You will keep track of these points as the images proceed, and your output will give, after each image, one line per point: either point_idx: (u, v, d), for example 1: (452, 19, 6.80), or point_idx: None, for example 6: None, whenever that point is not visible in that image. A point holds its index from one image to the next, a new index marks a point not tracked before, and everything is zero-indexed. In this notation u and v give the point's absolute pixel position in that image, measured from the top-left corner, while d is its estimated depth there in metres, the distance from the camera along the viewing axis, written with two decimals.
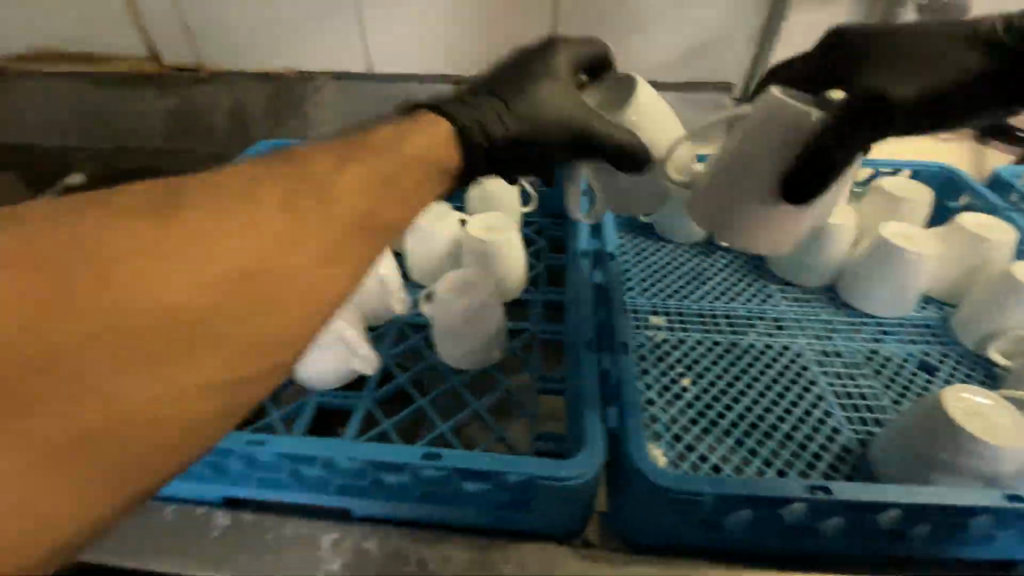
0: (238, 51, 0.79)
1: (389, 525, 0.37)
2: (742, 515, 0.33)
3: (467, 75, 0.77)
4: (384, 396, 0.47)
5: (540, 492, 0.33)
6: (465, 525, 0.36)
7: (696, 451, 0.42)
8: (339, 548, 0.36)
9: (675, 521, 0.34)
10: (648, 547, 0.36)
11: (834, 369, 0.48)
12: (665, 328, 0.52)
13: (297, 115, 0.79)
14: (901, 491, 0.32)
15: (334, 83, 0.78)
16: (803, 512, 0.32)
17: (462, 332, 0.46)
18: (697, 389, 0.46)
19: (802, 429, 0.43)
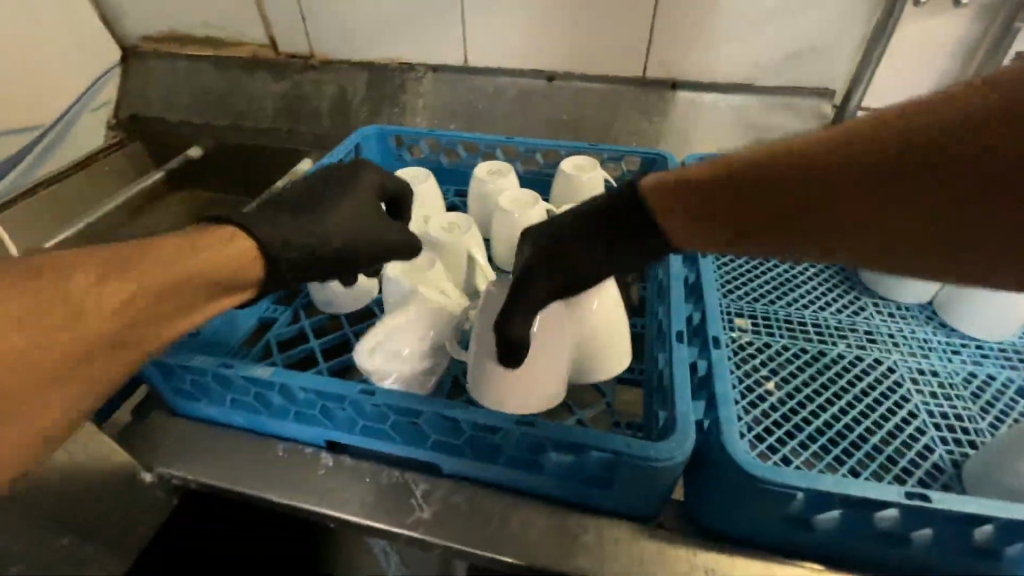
0: (347, 42, 0.85)
1: (475, 485, 0.39)
2: (830, 515, 0.33)
3: (559, 73, 0.80)
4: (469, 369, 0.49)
5: (627, 470, 0.35)
6: (546, 493, 0.39)
7: (778, 452, 0.41)
8: (429, 499, 0.39)
9: (757, 513, 0.34)
10: (726, 538, 0.36)
11: (929, 388, 0.46)
12: (750, 331, 0.52)
13: (395, 104, 0.84)
14: (1002, 508, 0.31)
15: (431, 75, 0.83)
16: (895, 519, 0.32)
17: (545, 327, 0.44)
18: (781, 392, 0.46)
19: (893, 444, 0.42)
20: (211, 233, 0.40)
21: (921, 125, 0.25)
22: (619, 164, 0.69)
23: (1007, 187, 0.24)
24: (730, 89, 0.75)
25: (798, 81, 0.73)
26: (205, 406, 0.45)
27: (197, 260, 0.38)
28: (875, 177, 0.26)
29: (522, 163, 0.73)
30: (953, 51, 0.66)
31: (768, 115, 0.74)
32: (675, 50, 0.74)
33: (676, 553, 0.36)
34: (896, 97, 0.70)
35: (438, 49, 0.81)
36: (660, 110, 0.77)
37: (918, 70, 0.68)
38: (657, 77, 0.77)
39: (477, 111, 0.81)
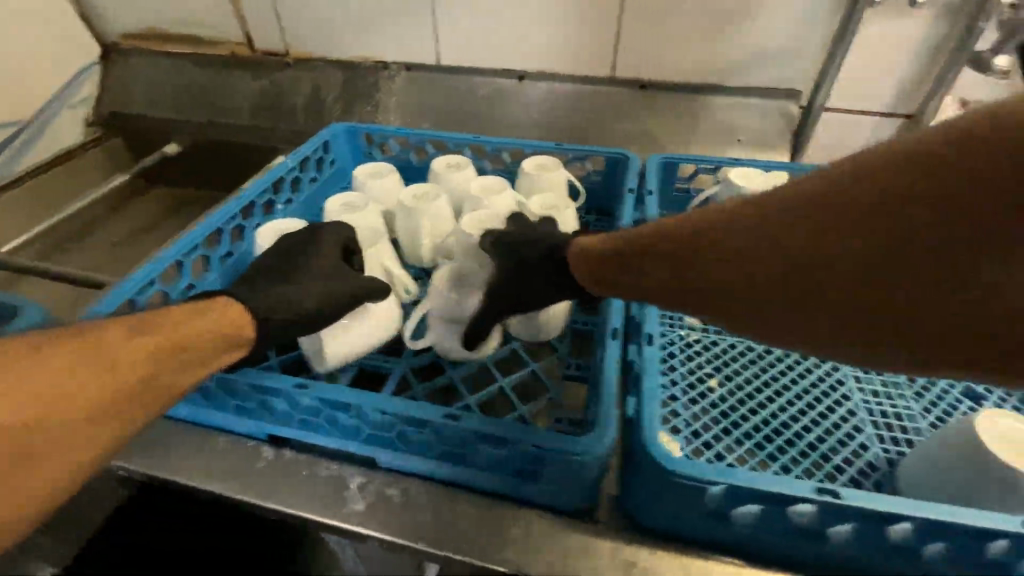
0: (323, 41, 0.86)
1: (410, 478, 0.40)
2: (747, 510, 0.33)
3: (530, 72, 0.80)
4: (420, 365, 0.50)
5: (550, 464, 0.35)
6: (479, 488, 0.39)
7: (713, 449, 0.42)
8: (364, 491, 0.39)
9: (678, 508, 0.34)
10: (653, 534, 0.37)
11: (870, 387, 0.47)
12: (699, 330, 0.53)
13: (368, 101, 0.84)
14: (914, 504, 0.31)
15: (405, 74, 0.84)
16: (811, 515, 0.32)
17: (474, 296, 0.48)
18: (722, 390, 0.47)
19: (828, 441, 0.43)
20: (219, 305, 0.42)
21: (887, 168, 0.24)
22: (585, 163, 0.69)
23: (1009, 253, 0.22)
24: (698, 89, 0.75)
25: (766, 82, 0.73)
26: (196, 404, 0.44)
27: (209, 329, 0.39)
28: (876, 252, 0.24)
29: (489, 161, 0.73)
30: (916, 52, 0.66)
31: (736, 116, 0.74)
32: (644, 50, 0.74)
33: (603, 547, 0.36)
34: (861, 98, 0.70)
35: (412, 48, 0.82)
36: (630, 110, 0.77)
37: (883, 72, 0.68)
38: (627, 76, 0.77)
39: (449, 108, 0.81)
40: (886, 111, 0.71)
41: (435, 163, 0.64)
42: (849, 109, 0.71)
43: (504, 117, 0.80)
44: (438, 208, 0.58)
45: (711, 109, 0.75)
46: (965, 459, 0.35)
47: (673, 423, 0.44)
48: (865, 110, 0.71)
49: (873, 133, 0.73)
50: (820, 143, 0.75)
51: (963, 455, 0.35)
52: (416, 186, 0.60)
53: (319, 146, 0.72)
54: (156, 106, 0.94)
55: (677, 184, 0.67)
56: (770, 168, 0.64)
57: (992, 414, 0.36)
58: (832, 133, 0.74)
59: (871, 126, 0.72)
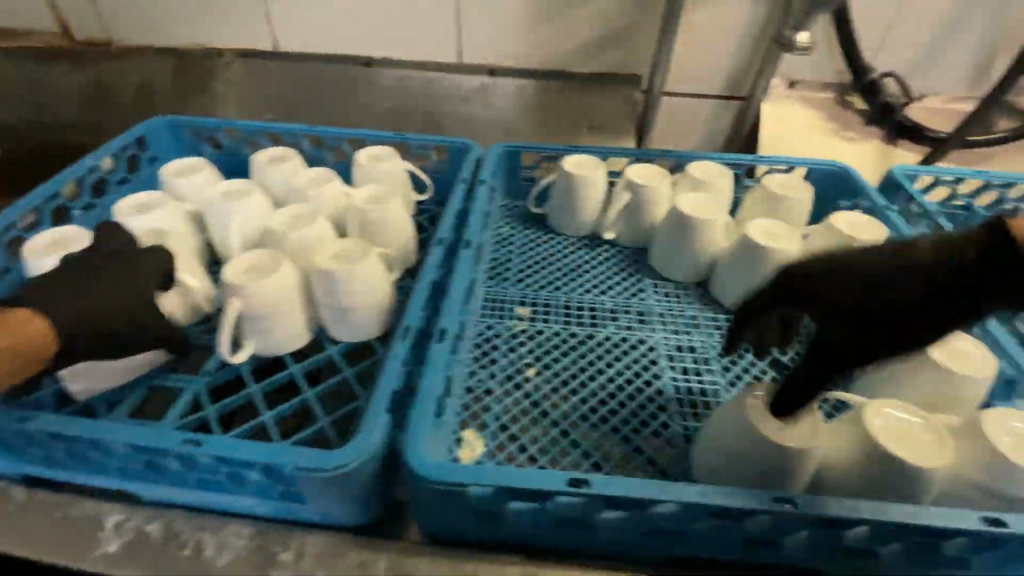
0: (148, 26, 0.78)
1: (177, 510, 0.36)
2: (514, 508, 0.32)
3: (376, 58, 0.76)
4: (218, 382, 0.45)
5: (306, 484, 0.32)
6: (251, 515, 0.35)
7: (518, 442, 0.42)
8: (120, 530, 0.35)
9: (449, 512, 0.33)
10: (439, 541, 0.35)
11: (682, 365, 0.48)
12: (528, 320, 0.52)
13: (203, 92, 0.77)
14: (665, 486, 0.32)
15: (241, 61, 0.77)
16: (571, 507, 0.32)
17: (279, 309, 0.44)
18: (538, 381, 0.46)
19: (631, 423, 0.43)
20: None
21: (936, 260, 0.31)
22: (428, 152, 0.66)
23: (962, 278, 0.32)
24: (547, 75, 0.75)
25: (609, 66, 0.74)
26: None
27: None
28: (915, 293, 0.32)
29: (329, 153, 0.68)
30: (742, 34, 0.68)
31: (584, 101, 0.74)
32: (488, 35, 0.73)
33: (380, 562, 0.34)
34: (698, 81, 0.72)
35: (246, 34, 0.76)
36: (480, 96, 0.75)
37: (714, 54, 0.70)
38: (475, 63, 0.75)
39: (291, 98, 0.76)
40: (723, 93, 0.73)
41: (256, 157, 0.59)
42: (689, 92, 0.73)
43: (351, 106, 0.75)
44: (253, 203, 0.52)
45: (560, 94, 0.74)
46: (736, 439, 0.35)
47: (481, 420, 0.43)
48: (704, 93, 0.73)
49: (714, 115, 0.75)
50: (667, 125, 0.76)
51: (732, 431, 0.35)
52: (228, 183, 0.55)
53: (131, 144, 0.65)
54: None
55: (521, 173, 0.67)
56: (609, 154, 0.64)
57: (758, 387, 0.36)
58: (677, 115, 0.75)
59: (712, 108, 0.74)
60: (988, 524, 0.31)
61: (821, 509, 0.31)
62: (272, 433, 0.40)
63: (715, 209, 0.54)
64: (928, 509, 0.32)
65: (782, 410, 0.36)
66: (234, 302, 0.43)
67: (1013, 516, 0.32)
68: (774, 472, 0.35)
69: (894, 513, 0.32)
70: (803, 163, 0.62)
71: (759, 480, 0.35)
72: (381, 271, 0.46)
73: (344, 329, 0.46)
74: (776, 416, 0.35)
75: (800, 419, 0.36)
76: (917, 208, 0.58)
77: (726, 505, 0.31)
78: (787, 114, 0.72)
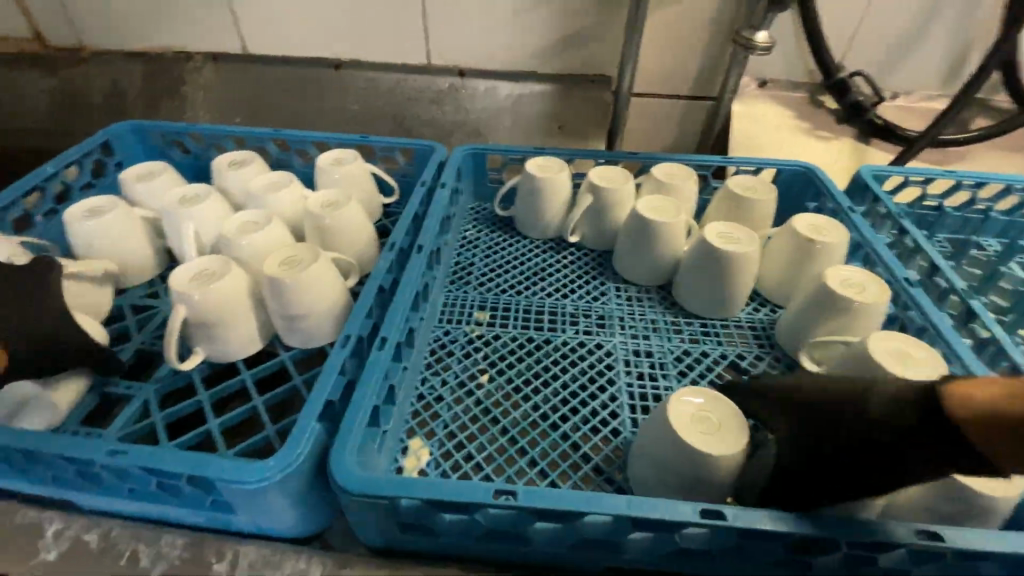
0: (118, 31, 0.78)
1: (115, 519, 0.36)
2: (444, 519, 0.32)
3: (345, 60, 0.75)
4: (168, 389, 0.45)
5: (233, 494, 0.32)
6: (189, 523, 0.35)
7: (464, 449, 0.41)
8: (58, 538, 0.35)
9: (381, 522, 0.33)
10: (374, 549, 0.35)
11: (637, 370, 0.48)
12: (485, 325, 0.52)
13: (173, 96, 0.77)
14: (593, 497, 0.31)
15: (211, 65, 0.77)
16: (498, 518, 0.32)
17: (222, 316, 0.44)
18: (490, 387, 0.46)
19: (580, 430, 0.43)
20: None
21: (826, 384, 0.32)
22: (394, 155, 0.66)
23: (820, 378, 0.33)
24: (516, 77, 0.74)
25: (578, 67, 0.73)
26: None
27: None
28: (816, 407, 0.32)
29: (296, 157, 0.68)
30: (709, 33, 0.67)
31: (553, 103, 0.73)
32: (456, 36, 0.72)
33: (316, 570, 0.34)
34: (668, 80, 0.71)
35: (215, 38, 0.76)
36: (450, 98, 0.74)
37: (682, 54, 0.69)
38: (445, 65, 0.75)
39: (261, 101, 0.75)
40: (694, 93, 0.72)
41: (217, 161, 0.59)
42: (659, 92, 0.72)
43: (321, 109, 0.75)
44: (210, 208, 0.53)
45: (530, 96, 0.74)
46: (669, 451, 0.35)
47: (429, 426, 0.43)
48: (674, 93, 0.72)
49: (686, 115, 0.74)
50: (639, 126, 0.76)
51: (662, 441, 0.36)
52: (185, 188, 0.55)
53: (96, 150, 0.65)
54: None
55: (489, 176, 0.67)
56: (574, 155, 0.64)
57: (677, 396, 0.37)
58: (649, 116, 0.75)
59: (683, 108, 0.74)
60: (923, 538, 0.31)
61: (752, 522, 0.31)
62: (216, 441, 0.40)
63: (674, 212, 0.53)
64: (862, 521, 0.31)
65: (700, 415, 0.36)
66: (181, 308, 0.43)
67: (951, 530, 0.31)
68: (710, 483, 0.35)
69: (826, 527, 0.31)
70: (770, 164, 0.61)
71: (694, 490, 0.35)
72: (330, 278, 0.45)
73: (295, 335, 0.46)
74: (697, 425, 0.36)
75: (721, 422, 0.36)
76: (883, 209, 0.57)
77: (652, 517, 0.30)
78: (758, 114, 0.71)
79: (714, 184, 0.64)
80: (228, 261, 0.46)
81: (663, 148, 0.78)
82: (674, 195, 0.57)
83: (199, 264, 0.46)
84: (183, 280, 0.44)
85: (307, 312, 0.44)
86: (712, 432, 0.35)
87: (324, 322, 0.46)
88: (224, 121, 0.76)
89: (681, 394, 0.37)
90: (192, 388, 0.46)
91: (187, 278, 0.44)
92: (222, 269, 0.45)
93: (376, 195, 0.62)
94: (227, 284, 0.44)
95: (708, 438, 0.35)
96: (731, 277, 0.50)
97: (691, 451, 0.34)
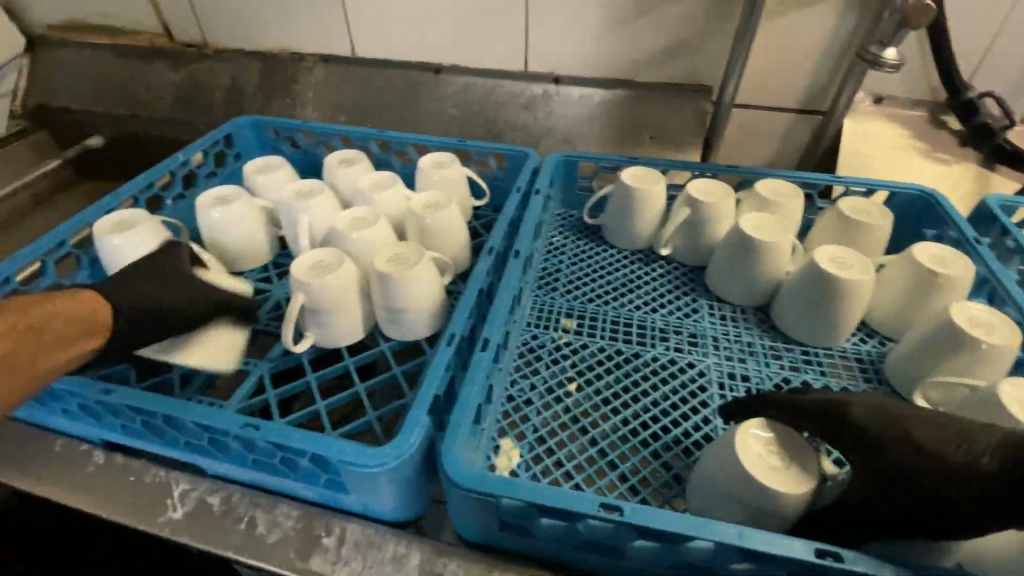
0: (240, 31, 0.84)
1: (234, 486, 0.39)
2: (544, 524, 0.33)
3: (445, 64, 0.78)
4: (278, 368, 0.48)
5: (349, 476, 0.34)
6: (300, 497, 0.38)
7: (554, 455, 0.42)
8: (184, 499, 0.38)
9: (481, 521, 0.34)
10: (467, 543, 0.36)
11: (732, 395, 0.46)
12: (573, 333, 0.52)
13: (285, 94, 0.82)
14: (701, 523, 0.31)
15: (321, 66, 0.82)
16: (602, 531, 0.32)
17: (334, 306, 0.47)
18: (579, 396, 0.46)
19: (672, 449, 0.42)
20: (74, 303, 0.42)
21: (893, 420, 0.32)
22: (488, 159, 0.68)
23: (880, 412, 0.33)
24: (612, 85, 0.74)
25: (676, 78, 0.72)
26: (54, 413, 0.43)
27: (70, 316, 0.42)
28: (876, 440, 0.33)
29: (396, 157, 0.71)
30: (824, 45, 0.64)
31: (649, 112, 0.73)
32: (555, 44, 0.73)
33: (415, 557, 0.35)
34: (772, 93, 0.69)
35: (326, 41, 0.80)
36: (544, 104, 0.75)
37: (792, 67, 0.66)
38: (541, 71, 0.75)
39: (365, 102, 0.79)
40: (800, 108, 0.69)
41: (327, 158, 0.63)
42: (761, 105, 0.70)
43: (419, 111, 0.78)
44: (322, 203, 0.56)
45: (624, 104, 0.73)
46: (725, 477, 0.35)
47: (519, 429, 0.43)
48: (777, 106, 0.70)
49: (787, 129, 0.71)
50: (736, 139, 0.74)
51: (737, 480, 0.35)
52: (300, 183, 0.59)
53: (219, 141, 0.70)
54: (77, 96, 0.92)
55: (579, 183, 0.66)
56: (671, 167, 0.63)
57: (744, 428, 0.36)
58: (747, 129, 0.72)
59: (786, 122, 0.71)
60: None
61: (872, 568, 0.30)
62: (323, 422, 0.43)
63: (778, 231, 0.51)
64: None
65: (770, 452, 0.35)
66: (298, 295, 0.46)
67: None
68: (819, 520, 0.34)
69: None
70: (886, 186, 0.59)
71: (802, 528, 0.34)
72: (434, 277, 0.47)
73: (396, 327, 0.48)
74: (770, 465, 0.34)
75: (789, 455, 0.35)
76: (1015, 242, 0.52)
77: (766, 551, 0.30)
78: (869, 132, 0.67)
79: (818, 205, 0.61)
80: (342, 255, 0.49)
81: (758, 163, 0.75)
82: (778, 213, 0.55)
83: (313, 255, 0.49)
84: (302, 269, 0.47)
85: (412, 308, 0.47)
86: (784, 466, 0.35)
87: (426, 319, 0.48)
88: (329, 119, 0.80)
89: (746, 428, 0.36)
90: (298, 370, 0.50)
91: (305, 267, 0.48)
92: (336, 263, 0.48)
93: (469, 197, 0.64)
94: (340, 276, 0.47)
95: (777, 474, 0.34)
96: (839, 303, 0.47)
97: (755, 483, 0.34)
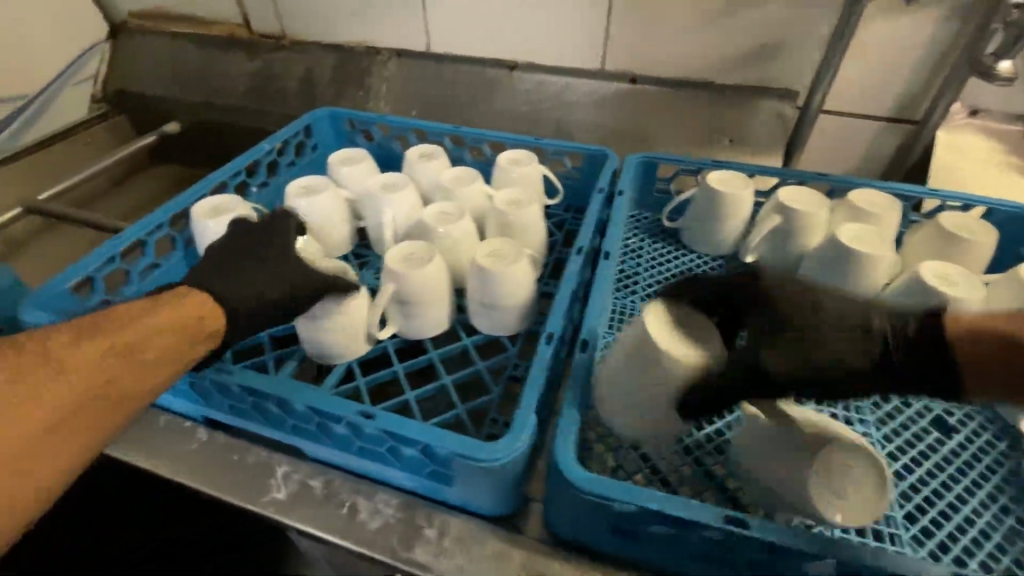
0: (317, 24, 0.86)
1: (335, 471, 0.40)
2: (654, 531, 0.32)
3: (520, 62, 0.78)
4: (366, 357, 0.49)
5: (460, 470, 0.34)
6: (400, 486, 0.38)
7: (647, 462, 0.41)
8: (287, 481, 0.39)
9: (589, 523, 0.34)
10: (565, 544, 0.36)
11: (828, 410, 0.45)
12: None
13: (359, 86, 0.84)
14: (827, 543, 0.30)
15: (396, 60, 0.83)
16: (720, 544, 0.31)
17: (424, 299, 0.47)
18: None
19: None
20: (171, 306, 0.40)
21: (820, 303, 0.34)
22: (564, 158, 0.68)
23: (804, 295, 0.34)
24: (690, 86, 0.73)
25: (759, 81, 0.71)
26: None
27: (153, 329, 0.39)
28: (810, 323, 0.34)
29: (470, 152, 0.72)
30: (922, 53, 0.62)
31: (728, 115, 0.71)
32: (635, 44, 0.72)
33: (516, 554, 0.36)
34: (861, 100, 0.67)
35: (402, 35, 0.81)
36: (618, 104, 0.75)
37: (885, 74, 0.64)
38: (618, 71, 0.75)
39: (437, 97, 0.80)
40: (890, 116, 0.67)
41: (408, 152, 0.64)
42: (847, 112, 0.68)
43: (491, 107, 0.78)
44: (407, 197, 0.57)
45: (702, 107, 0.72)
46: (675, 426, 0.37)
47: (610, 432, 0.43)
48: (865, 114, 0.67)
49: (873, 138, 0.69)
50: (817, 146, 0.72)
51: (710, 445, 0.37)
52: (385, 176, 0.60)
53: (300, 131, 0.72)
54: (157, 83, 0.95)
55: (656, 185, 0.65)
56: (756, 172, 0.61)
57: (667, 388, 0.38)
58: (829, 136, 0.70)
59: (873, 130, 0.68)
60: None
61: None
62: (415, 411, 0.43)
63: (875, 241, 0.50)
64: None
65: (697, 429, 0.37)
66: (390, 286, 0.47)
67: None
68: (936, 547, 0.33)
69: None
70: (983, 203, 0.56)
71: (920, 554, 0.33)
72: (527, 274, 0.48)
73: (483, 320, 0.49)
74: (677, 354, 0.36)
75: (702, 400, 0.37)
76: None
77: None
78: (964, 143, 0.65)
79: (910, 218, 0.59)
80: (431, 248, 0.49)
81: (839, 171, 0.73)
82: (874, 224, 0.53)
83: (404, 247, 0.50)
84: (394, 260, 0.48)
85: (503, 302, 0.48)
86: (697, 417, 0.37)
87: (516, 315, 0.49)
88: (401, 112, 0.81)
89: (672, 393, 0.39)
90: (383, 359, 0.50)
91: (398, 258, 0.48)
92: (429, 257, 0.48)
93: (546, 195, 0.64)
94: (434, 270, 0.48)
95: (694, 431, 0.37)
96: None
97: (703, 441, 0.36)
